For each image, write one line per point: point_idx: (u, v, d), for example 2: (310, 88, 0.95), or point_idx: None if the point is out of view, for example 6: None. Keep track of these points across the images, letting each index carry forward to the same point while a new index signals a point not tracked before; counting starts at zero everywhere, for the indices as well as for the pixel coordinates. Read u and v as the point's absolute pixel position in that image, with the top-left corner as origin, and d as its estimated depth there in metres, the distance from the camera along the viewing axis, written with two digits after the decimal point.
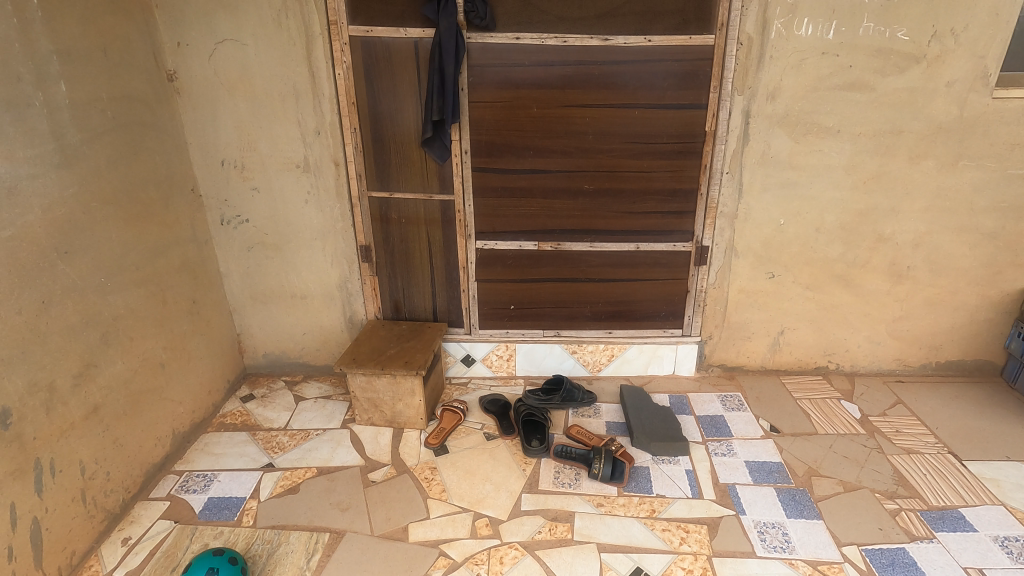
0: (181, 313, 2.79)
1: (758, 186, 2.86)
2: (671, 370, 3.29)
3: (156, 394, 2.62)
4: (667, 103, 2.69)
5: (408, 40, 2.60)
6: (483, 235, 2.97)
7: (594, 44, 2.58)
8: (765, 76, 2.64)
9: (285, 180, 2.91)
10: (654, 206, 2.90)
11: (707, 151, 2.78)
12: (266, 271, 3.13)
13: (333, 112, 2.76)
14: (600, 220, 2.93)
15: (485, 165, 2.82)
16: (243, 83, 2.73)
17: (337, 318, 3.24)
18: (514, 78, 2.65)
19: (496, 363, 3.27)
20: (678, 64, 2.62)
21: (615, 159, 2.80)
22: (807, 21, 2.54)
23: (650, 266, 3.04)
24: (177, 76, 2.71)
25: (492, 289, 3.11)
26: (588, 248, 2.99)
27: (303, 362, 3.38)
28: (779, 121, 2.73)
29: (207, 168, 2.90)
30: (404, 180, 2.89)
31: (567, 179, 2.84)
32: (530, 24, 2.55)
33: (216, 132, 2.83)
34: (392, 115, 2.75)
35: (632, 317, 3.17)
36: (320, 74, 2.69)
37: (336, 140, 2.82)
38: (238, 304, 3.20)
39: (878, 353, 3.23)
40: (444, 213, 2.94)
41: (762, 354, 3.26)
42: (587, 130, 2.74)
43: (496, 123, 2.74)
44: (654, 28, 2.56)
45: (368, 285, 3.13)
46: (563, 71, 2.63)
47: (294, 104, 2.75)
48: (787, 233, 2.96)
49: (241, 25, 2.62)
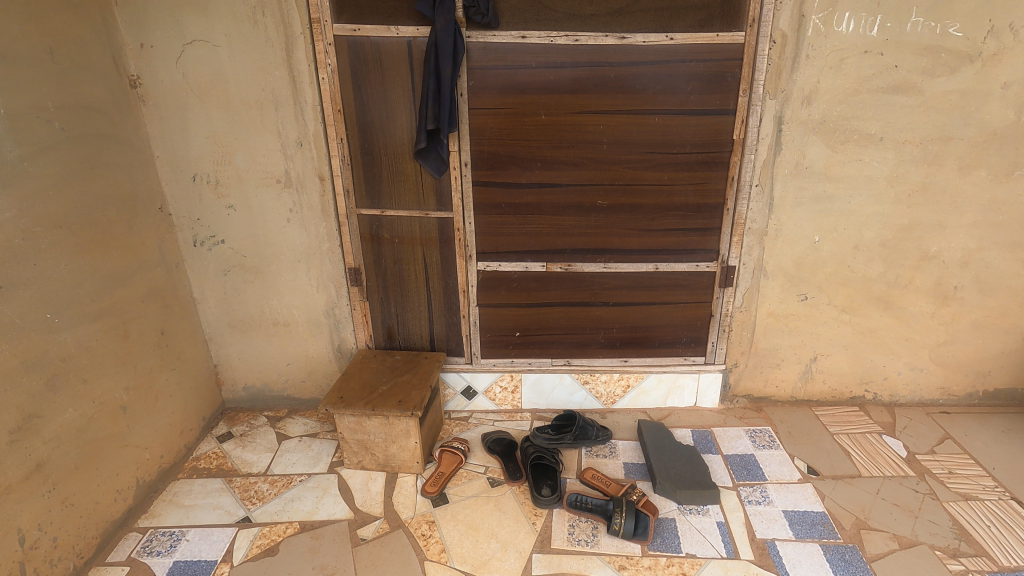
0: (147, 347, 2.49)
1: (791, 200, 2.57)
2: (693, 401, 2.99)
3: (116, 441, 2.31)
4: (690, 108, 2.39)
5: (400, 39, 2.31)
6: (485, 256, 2.68)
7: (609, 43, 2.29)
8: (800, 78, 2.36)
9: (265, 197, 2.61)
10: (675, 223, 2.61)
11: (735, 161, 2.49)
12: (246, 297, 2.82)
13: (317, 121, 2.46)
14: (614, 238, 2.64)
15: (487, 179, 2.53)
16: (216, 90, 2.42)
17: (324, 346, 2.93)
18: (520, 81, 2.36)
19: (500, 396, 2.99)
20: (704, 65, 2.33)
21: (632, 171, 2.51)
22: (848, 16, 2.26)
23: (669, 288, 2.74)
24: (141, 82, 2.41)
25: (495, 314, 2.81)
26: (602, 268, 2.70)
27: (287, 396, 3.07)
28: (815, 127, 2.44)
29: (178, 184, 2.59)
30: (397, 196, 2.58)
31: (579, 194, 2.56)
32: (538, 22, 2.27)
33: (187, 144, 2.52)
34: (382, 124, 2.45)
35: (650, 344, 2.87)
36: (301, 78, 2.39)
37: (320, 152, 2.51)
38: (215, 332, 2.90)
39: (920, 381, 2.93)
40: (442, 232, 2.64)
41: (792, 384, 2.96)
42: (602, 139, 2.45)
43: (499, 132, 2.44)
44: (677, 26, 2.28)
45: (359, 311, 2.84)
46: (574, 74, 2.34)
47: (273, 112, 2.45)
48: (822, 252, 2.67)
49: (211, 23, 2.31)
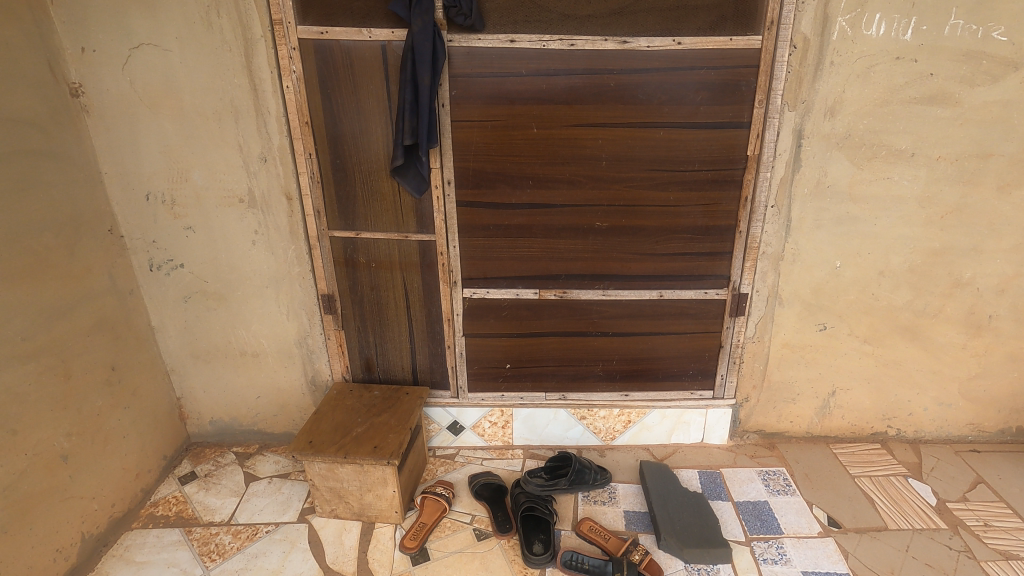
0: (94, 386, 2.23)
1: (810, 222, 2.32)
2: (699, 438, 2.74)
3: (55, 494, 2.06)
4: (700, 121, 2.14)
5: (373, 43, 2.04)
6: (472, 283, 2.43)
7: (608, 48, 2.03)
8: (823, 87, 2.10)
9: (227, 217, 2.35)
10: (681, 246, 2.35)
11: (749, 180, 2.23)
12: (209, 325, 2.57)
13: (282, 134, 2.20)
14: (613, 263, 2.39)
15: (472, 199, 2.28)
16: (168, 99, 2.16)
17: (296, 378, 2.68)
18: (508, 91, 2.10)
19: (489, 432, 2.74)
20: (716, 73, 2.07)
21: (633, 191, 2.25)
22: (879, 17, 2.00)
23: (674, 317, 2.49)
24: (84, 91, 2.14)
25: (484, 345, 2.56)
26: (600, 296, 2.45)
27: (258, 430, 2.82)
28: (839, 142, 2.19)
29: (130, 204, 2.33)
30: (373, 217, 2.32)
31: (575, 216, 2.30)
32: (528, 24, 2.01)
33: (139, 160, 2.25)
34: (355, 138, 2.19)
35: (653, 377, 2.63)
36: (263, 87, 2.12)
37: (287, 168, 2.25)
38: (177, 363, 2.65)
39: (948, 417, 2.69)
40: (424, 256, 2.39)
41: (808, 420, 2.72)
42: (600, 155, 2.19)
43: (485, 147, 2.19)
44: (685, 28, 2.02)
45: (333, 341, 2.58)
46: (569, 83, 2.08)
47: (232, 124, 2.19)
48: (843, 278, 2.42)
49: (160, 25, 2.05)
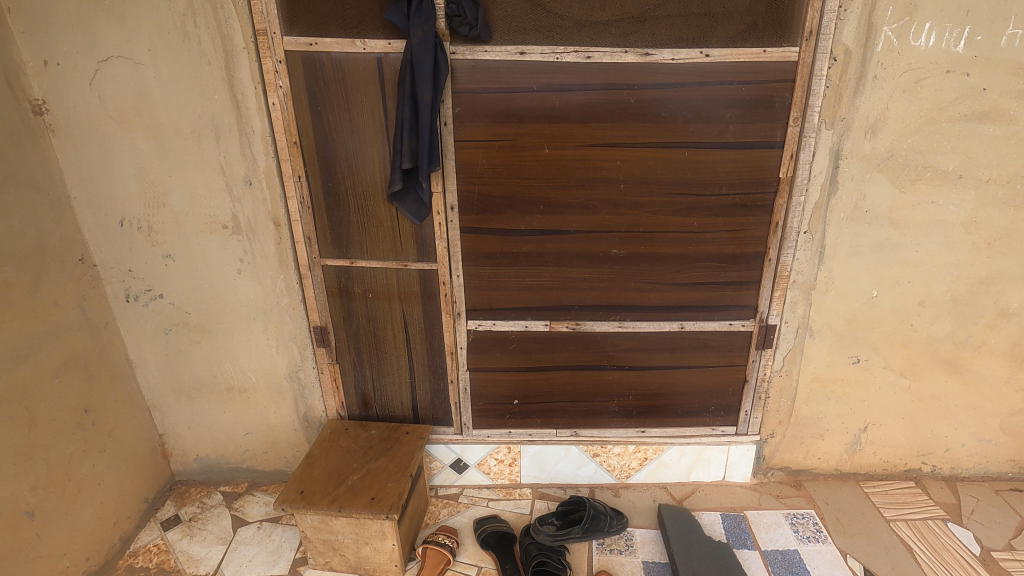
0: (64, 432, 2.04)
1: (846, 249, 2.13)
2: (720, 475, 2.56)
3: (19, 556, 1.86)
4: (729, 141, 1.94)
5: (368, 56, 1.84)
6: (477, 314, 2.24)
7: (629, 61, 1.83)
8: (865, 104, 1.90)
9: (209, 245, 2.15)
10: (705, 275, 2.16)
11: (780, 204, 2.04)
12: (192, 359, 2.37)
13: (268, 155, 1.99)
14: (631, 293, 2.20)
15: (478, 225, 2.08)
16: (142, 117, 1.95)
17: (287, 414, 2.49)
18: (518, 108, 1.90)
19: (495, 470, 2.55)
20: (747, 88, 1.87)
21: (654, 216, 2.06)
22: (929, 27, 1.80)
23: (696, 350, 2.31)
24: (48, 108, 1.93)
25: (490, 380, 2.37)
26: (616, 328, 2.26)
27: (247, 467, 2.63)
28: (880, 163, 1.99)
29: (103, 230, 2.12)
30: (368, 244, 2.12)
31: (590, 243, 2.11)
32: (539, 34, 1.81)
33: (111, 183, 2.05)
34: (349, 159, 1.99)
35: (671, 412, 2.44)
36: (247, 103, 1.92)
37: (274, 192, 2.05)
38: (158, 399, 2.45)
39: (987, 453, 2.50)
40: (425, 286, 2.19)
41: (837, 456, 2.54)
42: (618, 177, 2.00)
43: (492, 169, 1.99)
44: (714, 39, 1.82)
45: (327, 375, 2.39)
46: (585, 99, 1.88)
47: (213, 144, 1.98)
48: (880, 308, 2.23)
49: (131, 35, 1.84)
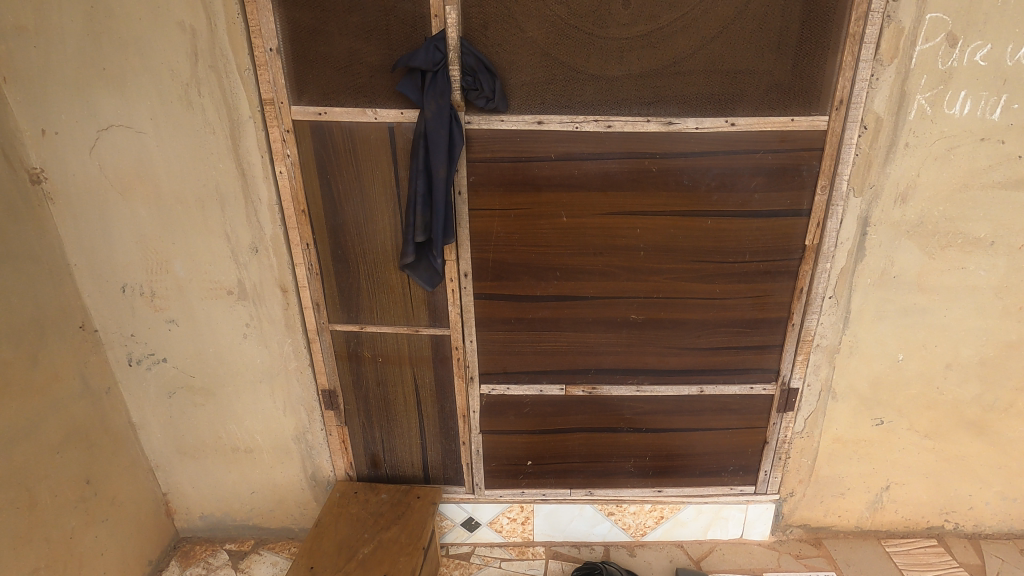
0: (64, 507, 1.97)
1: (872, 313, 2.06)
2: (738, 533, 2.51)
3: None
4: (753, 209, 1.87)
5: (379, 125, 1.76)
6: (490, 378, 2.17)
7: (651, 130, 1.76)
8: (895, 171, 1.83)
9: (214, 310, 2.08)
10: (725, 339, 2.10)
11: (806, 270, 1.97)
12: (196, 420, 2.30)
13: (275, 222, 1.92)
14: (649, 357, 2.13)
15: (492, 291, 2.01)
16: (144, 185, 1.87)
17: (294, 474, 2.43)
18: (535, 177, 1.82)
19: (507, 528, 2.49)
20: (773, 157, 1.80)
21: (674, 282, 1.99)
22: (964, 95, 1.73)
23: (715, 412, 2.24)
24: (46, 176, 1.85)
25: (503, 441, 2.31)
26: (634, 392, 2.19)
27: (253, 525, 2.57)
28: (909, 230, 1.92)
29: (104, 296, 2.05)
30: (379, 309, 2.06)
31: (608, 309, 2.04)
32: (558, 103, 1.74)
33: (111, 250, 1.97)
34: (359, 227, 1.92)
35: (689, 472, 2.38)
36: (253, 171, 1.85)
37: (281, 259, 1.98)
38: (162, 460, 2.39)
39: (1011, 511, 2.44)
40: (436, 350, 2.13)
41: (858, 514, 2.47)
42: (638, 245, 1.93)
43: (507, 237, 1.92)
44: (740, 108, 1.75)
45: (335, 437, 2.33)
46: (604, 168, 1.81)
47: (218, 212, 1.91)
48: (905, 371, 2.16)
49: (132, 104, 1.76)
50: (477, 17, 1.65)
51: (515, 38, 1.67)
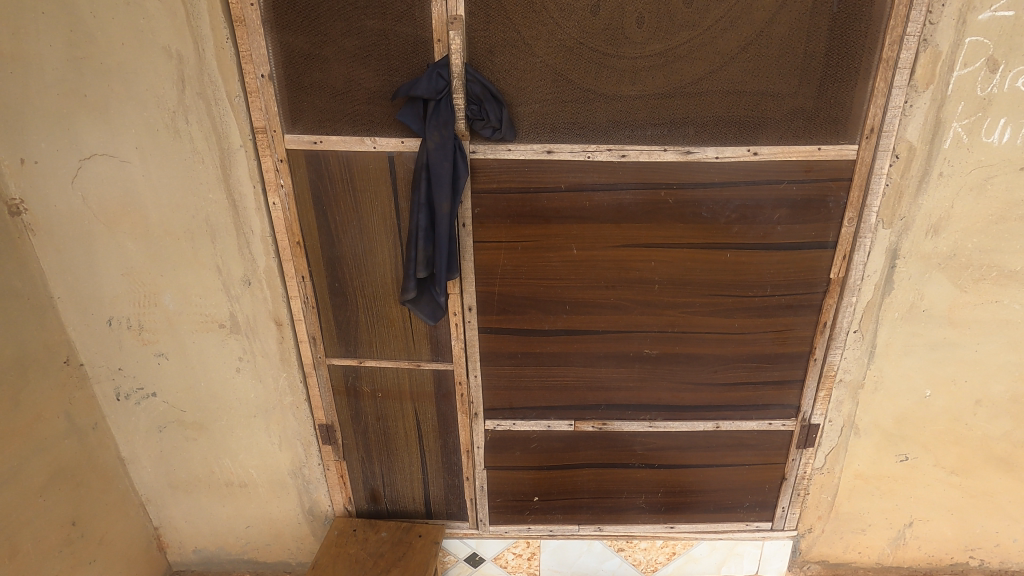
0: (48, 552, 1.88)
1: (898, 348, 1.95)
2: (753, 570, 2.40)
3: None
4: (775, 241, 1.76)
5: (378, 154, 1.66)
6: (496, 414, 2.07)
7: (668, 159, 1.66)
8: (927, 203, 1.72)
9: (205, 344, 1.98)
10: (743, 374, 1.99)
11: (830, 304, 1.86)
12: (188, 455, 2.21)
13: (269, 255, 1.82)
14: (663, 392, 2.03)
15: (497, 325, 1.90)
16: (130, 216, 1.77)
17: (291, 508, 2.33)
18: (544, 208, 1.72)
19: (512, 563, 2.40)
20: (798, 187, 1.69)
21: (690, 316, 1.88)
22: (1003, 122, 1.61)
23: (731, 448, 2.14)
24: (27, 207, 1.75)
25: (509, 477, 2.20)
26: (646, 428, 2.09)
27: (249, 559, 2.47)
28: (940, 262, 1.81)
29: (90, 329, 1.95)
30: (378, 344, 1.95)
31: (620, 343, 1.93)
32: (569, 131, 1.64)
33: (97, 282, 1.87)
34: (357, 259, 1.82)
35: (703, 509, 2.27)
36: (244, 202, 1.74)
37: (275, 292, 1.88)
38: (153, 494, 2.29)
39: None
40: (439, 386, 2.02)
41: (879, 551, 2.37)
42: (653, 278, 1.82)
43: (514, 270, 1.81)
44: (763, 136, 1.64)
45: (334, 471, 2.23)
46: (618, 199, 1.71)
47: (208, 244, 1.81)
48: (932, 407, 2.05)
49: (116, 132, 1.66)
50: (483, 41, 1.55)
51: (523, 64, 1.57)
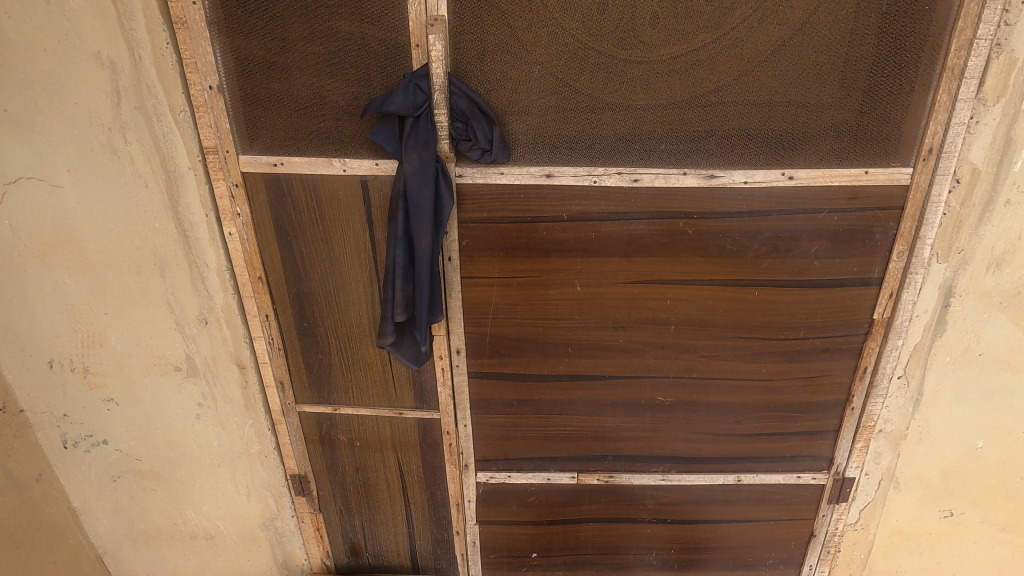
0: None
1: (948, 395, 1.70)
2: None
3: None
4: (811, 278, 1.52)
5: (349, 178, 1.42)
6: (489, 465, 1.84)
7: (688, 184, 1.42)
8: (989, 235, 1.46)
9: (160, 388, 1.75)
10: (770, 423, 1.75)
11: (871, 347, 1.62)
12: (147, 506, 1.97)
13: (227, 291, 1.59)
14: (678, 443, 1.79)
15: (490, 370, 1.67)
16: (66, 247, 1.54)
17: (263, 562, 2.10)
18: (542, 240, 1.48)
19: None
20: (840, 217, 1.45)
21: (711, 361, 1.64)
22: None
23: (754, 502, 1.89)
24: None
25: (504, 532, 1.97)
26: (659, 480, 1.85)
27: None
28: (1002, 301, 1.55)
29: (30, 372, 1.71)
30: (355, 389, 1.72)
31: (629, 390, 1.70)
32: (573, 153, 1.40)
33: (33, 321, 1.64)
34: (328, 296, 1.58)
35: (721, 566, 2.03)
36: (196, 232, 1.51)
37: (236, 332, 1.65)
38: (110, 548, 2.03)
39: None
40: (425, 434, 1.79)
41: None
42: (669, 318, 1.58)
43: (508, 309, 1.58)
44: (801, 158, 1.40)
45: (309, 524, 2.00)
46: (629, 230, 1.47)
47: (157, 278, 1.57)
48: (985, 460, 1.78)
49: (44, 153, 1.42)
50: (471, 47, 1.31)
51: (519, 74, 1.33)
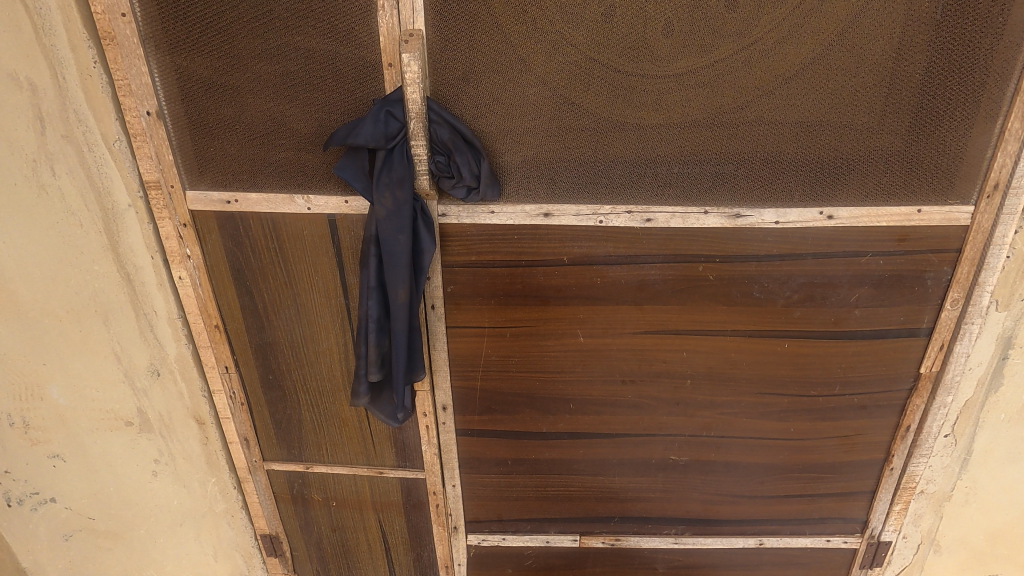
0: None
1: (1001, 455, 1.48)
2: None
3: None
4: (850, 329, 1.32)
5: (315, 217, 1.22)
6: (480, 527, 1.64)
7: (710, 224, 1.22)
8: None
9: (111, 442, 1.52)
10: (796, 484, 1.55)
11: (916, 403, 1.41)
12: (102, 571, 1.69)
13: (180, 339, 1.40)
14: (692, 505, 1.58)
15: (481, 428, 1.48)
16: None
17: None
18: (539, 287, 1.29)
19: None
20: (885, 261, 1.25)
21: (731, 418, 1.44)
22: None
23: (778, 568, 1.68)
24: None
25: None
26: (669, 544, 1.63)
27: None
28: None
29: None
30: (329, 447, 1.53)
31: (638, 449, 1.50)
32: (576, 189, 1.20)
33: None
34: (295, 347, 1.38)
35: None
36: (142, 275, 1.32)
37: (192, 383, 1.46)
38: None
39: None
40: (409, 494, 1.59)
41: None
42: (684, 372, 1.38)
43: (501, 363, 1.38)
44: (843, 194, 1.19)
45: None
46: (640, 276, 1.27)
47: (99, 326, 1.37)
48: None
49: None
50: (455, 67, 1.11)
51: (513, 99, 1.13)
